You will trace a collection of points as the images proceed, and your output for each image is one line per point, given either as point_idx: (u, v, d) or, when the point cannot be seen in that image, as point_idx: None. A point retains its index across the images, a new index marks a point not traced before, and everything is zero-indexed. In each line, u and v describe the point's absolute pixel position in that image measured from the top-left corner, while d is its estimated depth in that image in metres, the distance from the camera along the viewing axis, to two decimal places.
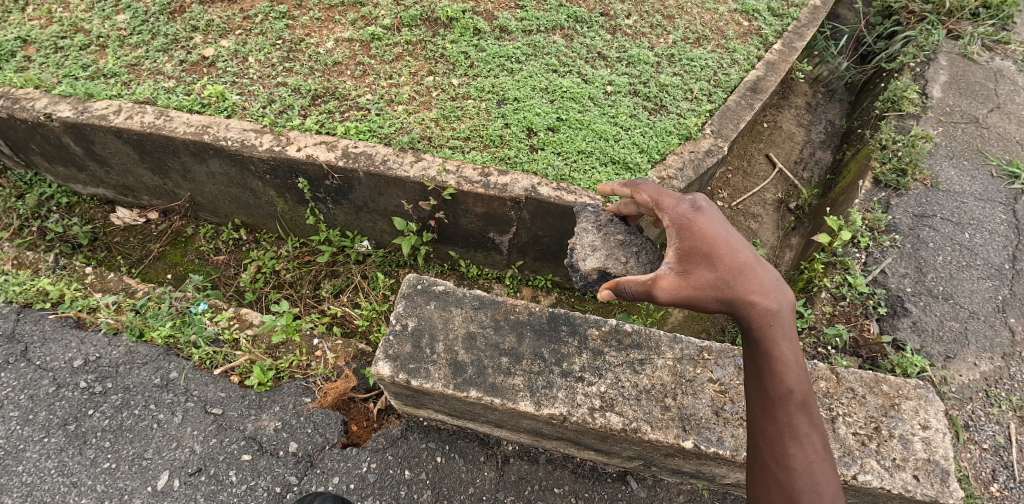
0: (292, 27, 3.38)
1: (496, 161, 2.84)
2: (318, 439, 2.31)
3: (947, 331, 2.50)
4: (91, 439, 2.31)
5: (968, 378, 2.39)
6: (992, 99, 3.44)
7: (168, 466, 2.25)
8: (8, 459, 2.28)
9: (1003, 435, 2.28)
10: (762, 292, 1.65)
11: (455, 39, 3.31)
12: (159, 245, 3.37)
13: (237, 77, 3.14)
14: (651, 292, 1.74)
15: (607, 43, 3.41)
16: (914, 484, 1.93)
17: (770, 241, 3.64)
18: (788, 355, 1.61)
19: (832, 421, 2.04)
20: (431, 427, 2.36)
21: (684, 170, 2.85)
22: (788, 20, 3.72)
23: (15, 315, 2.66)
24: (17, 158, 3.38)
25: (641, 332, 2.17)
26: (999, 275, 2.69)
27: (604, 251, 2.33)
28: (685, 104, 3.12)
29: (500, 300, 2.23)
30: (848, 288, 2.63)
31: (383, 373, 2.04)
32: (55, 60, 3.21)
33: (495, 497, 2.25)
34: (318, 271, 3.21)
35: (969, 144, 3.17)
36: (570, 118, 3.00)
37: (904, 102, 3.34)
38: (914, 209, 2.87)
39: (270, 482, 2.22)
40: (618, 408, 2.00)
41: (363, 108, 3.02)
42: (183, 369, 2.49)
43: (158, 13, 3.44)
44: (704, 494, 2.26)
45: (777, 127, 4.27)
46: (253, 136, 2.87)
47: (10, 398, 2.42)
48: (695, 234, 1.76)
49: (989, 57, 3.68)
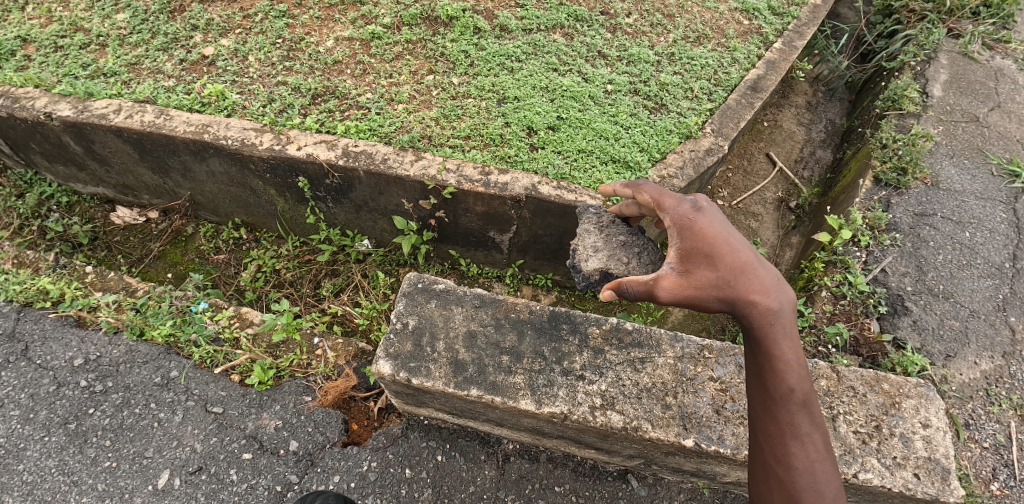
0: (292, 26, 3.38)
1: (497, 160, 2.84)
2: (318, 438, 2.31)
3: (947, 329, 2.50)
4: (91, 438, 2.31)
5: (968, 377, 2.39)
6: (993, 98, 3.43)
7: (168, 465, 2.25)
8: (8, 458, 2.29)
9: (1004, 434, 2.28)
10: (762, 292, 1.65)
11: (455, 38, 3.31)
12: (159, 245, 3.37)
13: (237, 76, 3.13)
14: (652, 292, 1.74)
15: (607, 42, 3.41)
16: (915, 482, 1.93)
17: (770, 240, 3.64)
18: (789, 355, 1.61)
19: (832, 420, 2.04)
20: (431, 426, 2.36)
21: (684, 169, 2.85)
22: (788, 18, 3.72)
23: (15, 314, 2.66)
24: (17, 157, 3.38)
25: (641, 331, 2.17)
26: (999, 274, 2.69)
27: (606, 251, 2.33)
28: (685, 103, 3.12)
29: (500, 299, 2.23)
30: (848, 286, 2.63)
31: (383, 372, 2.04)
32: (55, 59, 3.21)
33: (495, 495, 2.25)
34: (318, 270, 3.21)
35: (969, 143, 3.17)
36: (570, 116, 3.00)
37: (904, 101, 3.34)
38: (914, 207, 2.87)
39: (270, 481, 2.22)
40: (619, 406, 2.00)
41: (363, 107, 3.02)
42: (183, 368, 2.48)
43: (158, 12, 3.44)
44: (705, 493, 2.26)
45: (777, 126, 4.27)
46: (253, 135, 2.87)
47: (10, 397, 2.42)
48: (695, 234, 1.76)
49: (990, 56, 3.68)
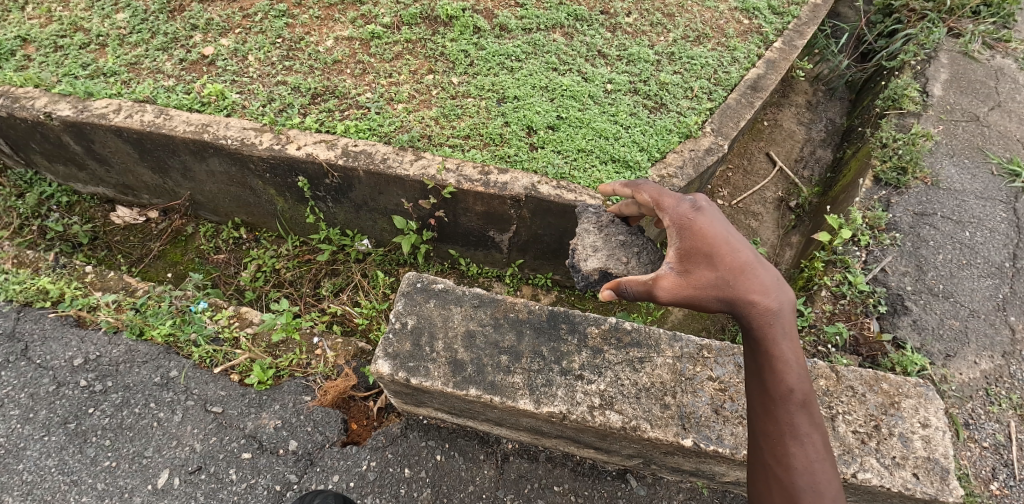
0: (292, 26, 3.38)
1: (496, 159, 2.84)
2: (318, 438, 2.31)
3: (947, 329, 2.50)
4: (91, 438, 2.32)
5: (968, 377, 2.39)
6: (993, 97, 3.43)
7: (168, 464, 2.25)
8: (8, 458, 2.29)
9: (1004, 434, 2.28)
10: (762, 292, 1.65)
11: (455, 38, 3.31)
12: (159, 244, 3.37)
13: (237, 75, 3.13)
14: (652, 292, 1.74)
15: (607, 41, 3.40)
16: (914, 482, 1.93)
17: (770, 240, 3.64)
18: (789, 355, 1.60)
19: (832, 420, 2.03)
20: (431, 426, 2.36)
21: (684, 169, 2.85)
22: (789, 18, 3.71)
23: (15, 314, 2.67)
24: (17, 157, 3.38)
25: (641, 330, 2.17)
26: (999, 274, 2.68)
27: (605, 251, 2.33)
28: (685, 102, 3.12)
29: (500, 299, 2.23)
30: (848, 286, 2.63)
31: (383, 372, 2.04)
32: (55, 59, 3.21)
33: (495, 495, 2.25)
34: (318, 270, 3.21)
35: (969, 142, 3.17)
36: (570, 116, 3.00)
37: (904, 100, 3.33)
38: (914, 207, 2.87)
39: (270, 480, 2.22)
40: (618, 406, 2.00)
41: (363, 106, 3.02)
42: (183, 367, 2.49)
43: (158, 12, 3.44)
44: (705, 493, 2.26)
45: (778, 125, 4.27)
46: (253, 135, 2.87)
47: (10, 397, 2.43)
48: (695, 234, 1.76)
49: (990, 55, 3.67)
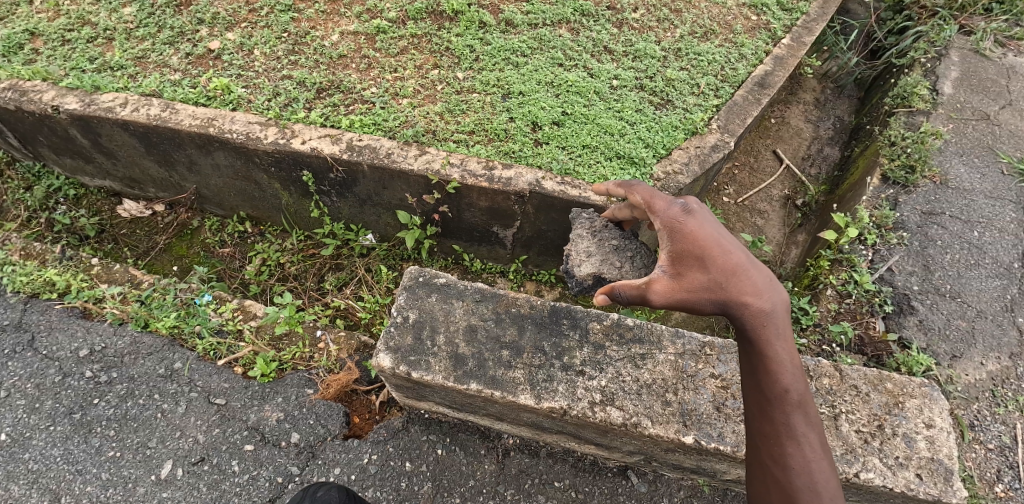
0: (297, 20, 3.37)
1: (501, 154, 2.83)
2: (320, 430, 2.33)
3: (954, 329, 2.48)
4: (96, 428, 2.34)
5: (974, 378, 2.37)
6: (1004, 96, 3.38)
7: (172, 455, 2.27)
8: (14, 447, 2.31)
9: (1009, 435, 2.26)
10: (754, 293, 1.65)
11: (460, 32, 3.30)
12: (165, 238, 3.39)
13: (242, 70, 3.14)
14: (645, 295, 1.74)
15: (614, 36, 3.38)
16: (918, 482, 1.91)
17: (776, 238, 3.62)
18: (783, 355, 1.61)
19: (834, 419, 2.02)
20: (432, 420, 2.37)
21: (690, 165, 2.84)
22: (798, 14, 3.67)
23: (22, 305, 2.68)
24: (24, 150, 3.40)
25: (643, 327, 2.16)
26: (1007, 274, 2.66)
27: (599, 256, 2.34)
28: (691, 99, 3.10)
29: (502, 293, 2.22)
30: (854, 285, 2.60)
31: (383, 365, 2.05)
32: (63, 53, 3.22)
33: (495, 490, 2.25)
34: (323, 264, 3.24)
35: (980, 141, 3.13)
36: (575, 112, 2.98)
37: (915, 97, 3.30)
38: (923, 206, 2.84)
39: (272, 472, 2.24)
40: (618, 402, 2.00)
41: (368, 100, 3.01)
42: (187, 359, 2.50)
43: (164, 5, 3.44)
44: (705, 491, 2.26)
45: (785, 123, 4.24)
46: (258, 129, 2.88)
47: (17, 387, 2.45)
48: (686, 236, 1.75)
49: (1003, 52, 3.61)
